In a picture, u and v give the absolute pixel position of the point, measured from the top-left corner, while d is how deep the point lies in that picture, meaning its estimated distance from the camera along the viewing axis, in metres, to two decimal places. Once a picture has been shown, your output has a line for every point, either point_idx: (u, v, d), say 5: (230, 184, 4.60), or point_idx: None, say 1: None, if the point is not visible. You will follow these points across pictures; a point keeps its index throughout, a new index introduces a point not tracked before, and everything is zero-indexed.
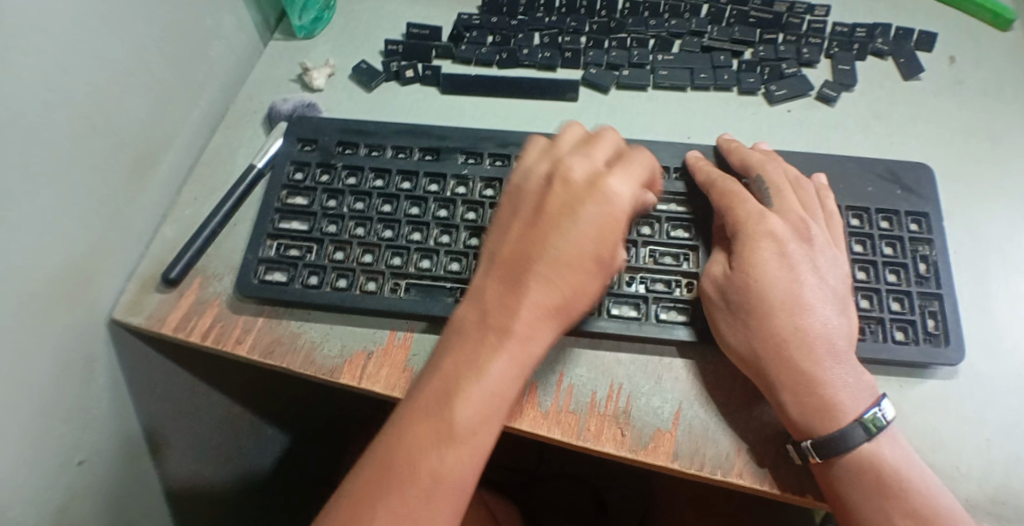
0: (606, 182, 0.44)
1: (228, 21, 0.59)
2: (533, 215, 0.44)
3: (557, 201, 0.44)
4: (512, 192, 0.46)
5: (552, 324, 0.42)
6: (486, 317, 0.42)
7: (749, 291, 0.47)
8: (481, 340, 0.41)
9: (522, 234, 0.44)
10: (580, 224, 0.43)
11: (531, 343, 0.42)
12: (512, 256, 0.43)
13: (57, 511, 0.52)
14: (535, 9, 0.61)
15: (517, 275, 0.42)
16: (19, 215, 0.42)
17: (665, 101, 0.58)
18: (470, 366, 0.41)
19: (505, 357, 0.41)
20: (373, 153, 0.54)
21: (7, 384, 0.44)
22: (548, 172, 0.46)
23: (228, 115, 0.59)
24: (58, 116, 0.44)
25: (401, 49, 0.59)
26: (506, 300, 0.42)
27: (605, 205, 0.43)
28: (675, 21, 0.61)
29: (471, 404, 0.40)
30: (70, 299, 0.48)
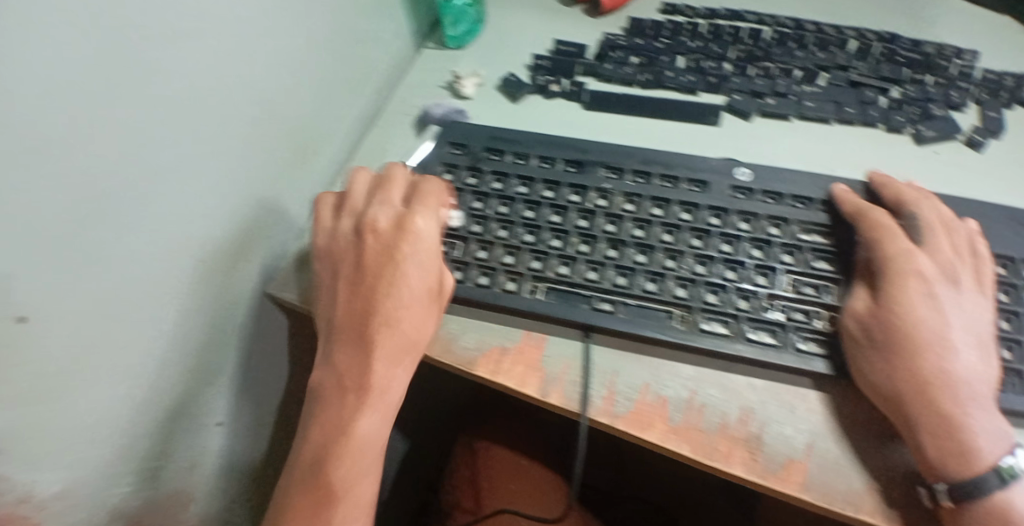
0: (412, 224, 0.50)
1: (388, 28, 0.62)
2: (359, 270, 0.50)
3: (383, 256, 0.50)
4: (331, 247, 0.52)
5: (397, 374, 0.48)
6: (343, 379, 0.48)
7: (896, 329, 0.46)
8: (344, 401, 0.48)
9: (350, 293, 0.50)
10: (414, 270, 0.49)
11: (385, 395, 0.48)
12: (356, 320, 0.49)
13: (192, 467, 0.55)
14: (679, 33, 0.62)
15: (358, 338, 0.49)
16: (189, 185, 0.47)
17: (809, 131, 0.58)
18: (337, 425, 0.47)
19: (371, 416, 0.47)
20: (519, 161, 0.56)
21: (162, 338, 0.48)
22: (355, 226, 0.52)
23: (381, 115, 0.62)
24: (231, 100, 0.48)
25: (548, 64, 0.61)
26: (359, 362, 0.48)
27: (413, 244, 0.50)
28: (823, 55, 0.61)
29: (341, 456, 0.46)
30: (228, 270, 0.53)
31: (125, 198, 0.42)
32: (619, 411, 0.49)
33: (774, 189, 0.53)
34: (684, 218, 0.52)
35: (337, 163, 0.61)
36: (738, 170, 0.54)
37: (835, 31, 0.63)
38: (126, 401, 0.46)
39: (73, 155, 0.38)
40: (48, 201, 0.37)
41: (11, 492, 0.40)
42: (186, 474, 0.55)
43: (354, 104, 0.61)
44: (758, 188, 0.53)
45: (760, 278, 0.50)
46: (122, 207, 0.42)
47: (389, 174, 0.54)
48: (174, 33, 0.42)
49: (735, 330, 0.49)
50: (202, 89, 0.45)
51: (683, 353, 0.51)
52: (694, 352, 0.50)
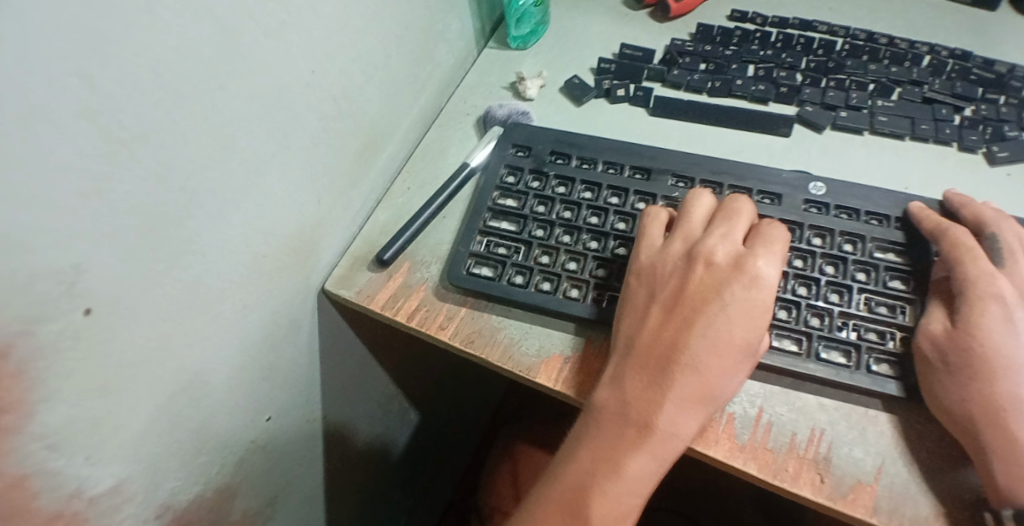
0: (751, 263, 0.44)
1: (454, 26, 0.62)
2: (670, 306, 0.45)
3: (700, 299, 0.44)
4: (603, 274, 0.49)
5: (694, 421, 0.43)
6: (624, 413, 0.43)
7: (970, 350, 0.44)
8: (625, 437, 0.43)
9: (662, 316, 0.45)
10: (731, 321, 0.43)
11: (670, 441, 0.42)
12: (650, 355, 0.44)
13: (241, 462, 0.55)
14: (749, 41, 0.61)
15: (659, 375, 0.43)
16: (256, 179, 0.46)
17: (881, 146, 0.57)
18: (608, 461, 0.42)
19: (647, 458, 0.42)
20: (584, 166, 0.55)
21: (223, 333, 0.48)
22: (686, 254, 0.46)
23: (443, 115, 0.61)
24: (300, 94, 0.47)
25: (613, 68, 0.60)
26: (652, 398, 0.43)
27: (753, 291, 0.44)
28: (896, 69, 0.60)
29: (609, 491, 0.42)
30: (289, 265, 0.52)
31: (195, 193, 0.42)
32: None
33: (848, 204, 0.52)
34: None
35: (398, 161, 0.60)
36: (813, 184, 0.52)
37: (908, 45, 0.62)
38: (184, 395, 0.46)
39: (147, 146, 0.38)
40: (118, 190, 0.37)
41: (69, 483, 0.39)
42: (236, 469, 0.54)
43: (418, 103, 0.60)
44: (832, 203, 0.52)
45: (832, 296, 0.49)
46: (192, 201, 0.42)
47: (695, 202, 0.49)
48: (250, 23, 0.42)
49: (806, 349, 0.48)
50: (274, 83, 0.45)
51: (750, 369, 0.49)
52: (761, 368, 0.49)
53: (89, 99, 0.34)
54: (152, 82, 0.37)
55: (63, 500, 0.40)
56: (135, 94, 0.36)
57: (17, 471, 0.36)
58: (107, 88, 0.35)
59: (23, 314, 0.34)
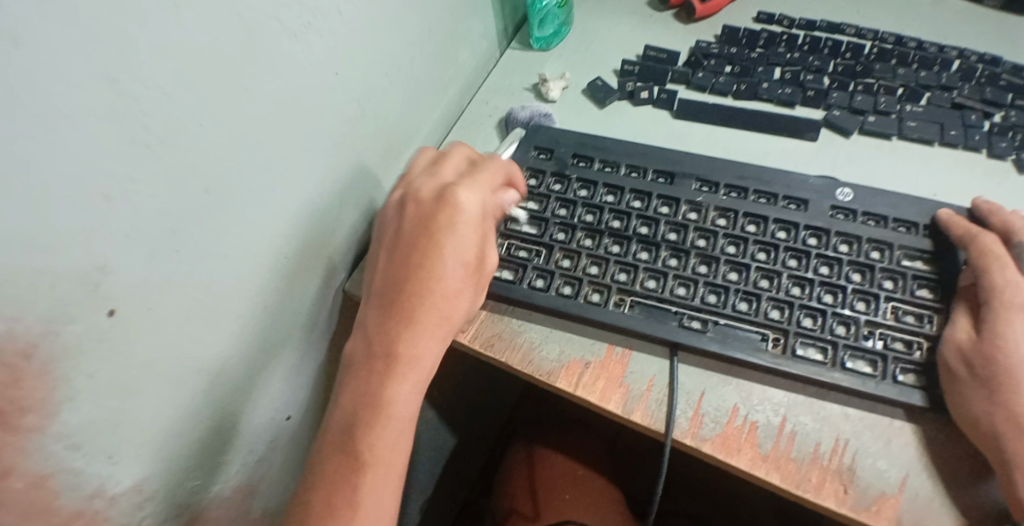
0: (455, 195, 0.48)
1: (477, 27, 0.61)
2: (397, 241, 0.48)
3: (422, 231, 0.47)
4: (399, 218, 0.49)
5: (435, 345, 0.45)
6: (369, 345, 0.45)
7: (1013, 365, 0.43)
8: (373, 370, 0.44)
9: (391, 254, 0.48)
10: (444, 249, 0.47)
11: (420, 362, 0.44)
12: (390, 289, 0.46)
13: (259, 460, 0.55)
14: (775, 44, 0.60)
15: (388, 303, 0.46)
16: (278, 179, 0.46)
17: (908, 153, 0.56)
18: (370, 400, 0.43)
19: (403, 385, 0.44)
20: (607, 169, 0.55)
21: (243, 332, 0.48)
22: (403, 195, 0.50)
23: (464, 116, 0.61)
24: (324, 95, 0.47)
25: (637, 70, 0.60)
26: (388, 329, 0.45)
27: (455, 218, 0.47)
28: (925, 74, 0.59)
29: (382, 422, 0.43)
30: (309, 264, 0.52)
31: (218, 194, 0.42)
32: (705, 434, 0.47)
33: (876, 210, 0.51)
34: (780, 237, 0.51)
35: None
36: (839, 191, 0.52)
37: (936, 49, 0.61)
38: (206, 395, 0.46)
39: (171, 148, 0.38)
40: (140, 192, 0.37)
41: (91, 482, 0.40)
42: (254, 467, 0.54)
43: (440, 103, 0.60)
44: (859, 209, 0.51)
45: (859, 305, 0.48)
46: (216, 202, 0.42)
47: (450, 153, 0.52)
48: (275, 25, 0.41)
49: (832, 358, 0.47)
50: (299, 85, 0.45)
51: (773, 376, 0.49)
52: (785, 377, 0.48)
53: (116, 101, 0.34)
54: (177, 83, 0.37)
55: (85, 498, 0.40)
56: (161, 95, 0.36)
57: (40, 471, 0.36)
58: (134, 90, 0.35)
59: (50, 315, 0.34)
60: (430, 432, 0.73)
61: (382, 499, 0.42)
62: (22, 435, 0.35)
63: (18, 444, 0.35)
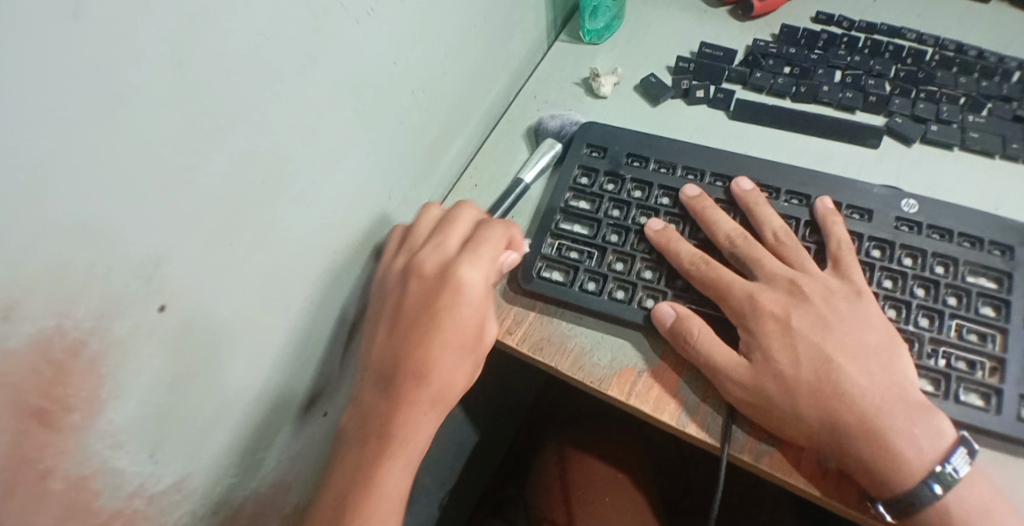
0: (456, 275, 0.46)
1: (529, 17, 0.59)
2: (394, 315, 0.46)
3: (412, 315, 0.46)
4: (398, 289, 0.47)
5: (431, 424, 0.45)
6: (364, 420, 0.44)
7: (841, 404, 0.42)
8: (365, 447, 0.43)
9: (387, 332, 0.46)
10: (428, 342, 0.45)
11: (411, 451, 0.44)
12: (386, 372, 0.45)
13: (293, 459, 0.52)
14: (836, 46, 0.58)
15: (381, 381, 0.45)
16: (328, 170, 0.44)
17: (971, 165, 0.54)
18: (366, 479, 0.42)
19: (397, 469, 0.43)
20: (662, 170, 0.53)
21: (285, 329, 0.45)
22: (404, 265, 0.48)
23: (512, 109, 0.59)
24: (377, 82, 0.45)
25: (693, 68, 0.58)
26: (383, 417, 0.44)
27: (456, 299, 0.46)
28: (987, 84, 0.57)
29: (394, 459, 0.43)
30: (355, 260, 0.50)
31: (272, 184, 0.40)
32: (763, 448, 0.45)
33: (941, 223, 0.50)
34: None
35: (465, 156, 0.58)
36: (904, 201, 0.50)
37: (997, 60, 0.59)
38: (248, 392, 0.44)
39: (230, 133, 0.36)
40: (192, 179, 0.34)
41: (131, 482, 0.38)
42: (287, 467, 0.52)
43: (488, 95, 0.58)
44: (924, 221, 0.50)
45: (922, 320, 0.47)
46: (268, 192, 0.40)
47: (454, 218, 0.50)
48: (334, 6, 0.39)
49: None
50: (355, 70, 0.43)
51: None
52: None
53: (179, 85, 0.32)
54: (239, 68, 0.35)
55: (124, 499, 0.38)
56: (223, 80, 0.34)
57: (81, 472, 0.34)
58: (197, 73, 0.33)
59: (103, 307, 0.32)
60: (457, 430, 0.71)
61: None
62: (66, 433, 0.33)
63: (62, 442, 0.33)
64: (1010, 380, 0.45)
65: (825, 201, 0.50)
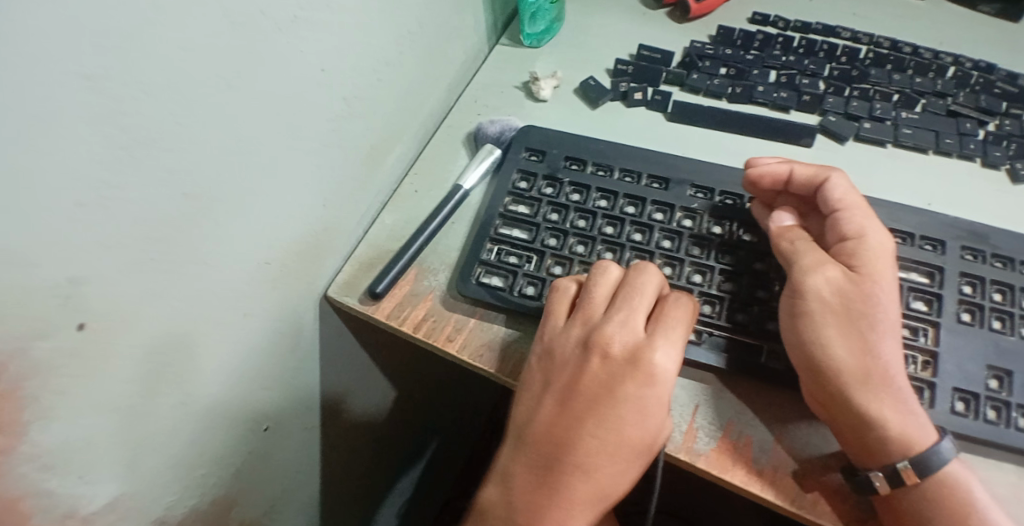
0: (648, 356, 0.41)
1: (468, 21, 0.59)
2: (567, 391, 0.42)
3: (602, 391, 0.41)
4: (550, 364, 0.44)
5: (590, 513, 0.40)
6: (510, 507, 0.40)
7: (872, 379, 0.42)
8: (542, 480, 0.40)
9: (575, 352, 0.43)
10: (619, 429, 0.40)
11: (609, 492, 0.40)
12: (556, 452, 0.40)
13: (232, 476, 0.51)
14: (772, 46, 0.59)
15: (547, 466, 0.40)
16: (260, 186, 0.44)
17: (906, 161, 0.55)
18: (559, 522, 0.39)
19: (573, 514, 0.39)
20: (600, 173, 0.53)
21: (218, 346, 0.45)
22: (583, 339, 0.43)
23: (452, 114, 0.59)
24: (312, 96, 0.45)
25: (631, 70, 0.58)
26: (564, 438, 0.41)
27: (638, 310, 0.43)
28: (921, 80, 0.58)
29: (578, 499, 0.39)
30: (294, 274, 0.49)
31: (200, 198, 0.39)
32: (700, 448, 0.45)
33: None
34: None
35: (406, 162, 0.58)
36: None
37: (932, 56, 0.60)
38: (179, 409, 0.43)
39: (154, 148, 0.35)
40: (106, 195, 0.34)
41: (63, 503, 0.37)
42: (226, 484, 0.51)
43: (428, 100, 0.58)
44: None
45: None
46: (197, 205, 0.39)
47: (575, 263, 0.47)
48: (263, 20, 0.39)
49: None
50: (285, 80, 0.42)
51: (767, 389, 0.47)
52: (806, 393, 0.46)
53: (96, 102, 0.32)
54: (163, 83, 0.35)
55: (57, 520, 0.37)
56: (141, 95, 0.34)
57: (11, 494, 0.34)
58: (112, 89, 0.32)
59: (19, 328, 0.32)
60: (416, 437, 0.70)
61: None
62: None
63: None
64: (942, 373, 0.45)
65: (834, 175, 0.47)
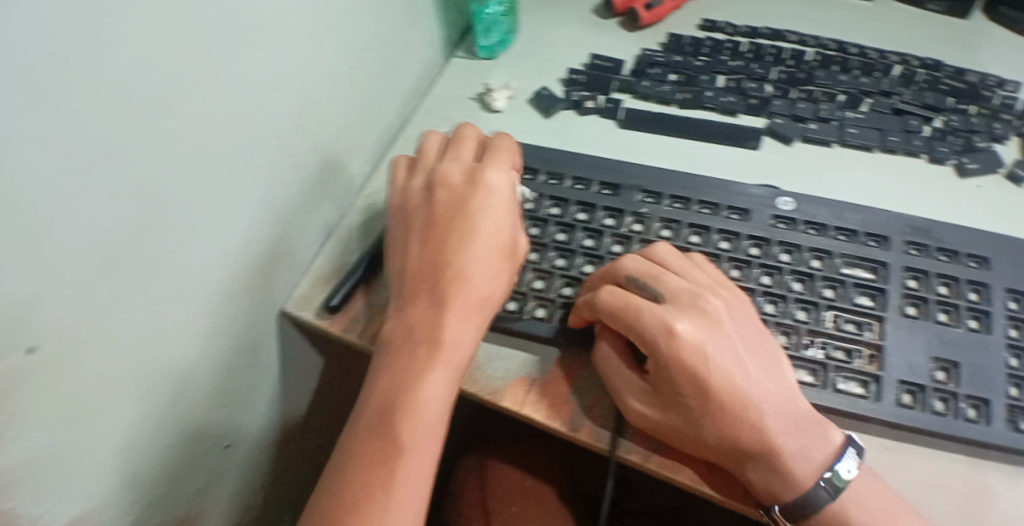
0: (485, 177, 0.47)
1: (421, 36, 0.60)
2: (444, 223, 0.46)
3: (449, 222, 0.46)
4: (405, 202, 0.49)
5: (477, 326, 0.44)
6: (416, 326, 0.44)
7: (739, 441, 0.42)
8: (416, 357, 0.43)
9: (422, 245, 0.46)
10: (460, 244, 0.45)
11: (455, 352, 0.43)
12: (420, 276, 0.45)
13: (196, 492, 0.52)
14: (720, 51, 0.60)
15: (434, 286, 0.44)
16: (213, 206, 0.44)
17: (851, 160, 0.56)
18: (406, 394, 0.42)
19: (440, 375, 0.43)
20: (552, 181, 0.54)
21: (178, 364, 0.46)
22: (427, 182, 0.48)
23: (408, 127, 0.60)
24: (264, 117, 0.46)
25: (583, 79, 0.59)
26: (433, 318, 0.44)
27: (489, 199, 0.46)
28: (867, 80, 0.59)
29: (438, 365, 0.43)
30: (250, 290, 0.50)
31: (154, 218, 0.40)
32: (653, 448, 0.46)
33: (817, 219, 0.52)
34: (723, 247, 0.51)
35: (362, 175, 0.59)
36: (781, 199, 0.52)
37: (878, 56, 0.61)
38: (139, 428, 0.44)
39: (106, 172, 0.36)
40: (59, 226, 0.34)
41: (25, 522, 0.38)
42: (190, 500, 0.52)
43: (383, 114, 0.59)
44: (800, 218, 0.52)
45: (799, 313, 0.48)
46: (150, 229, 0.40)
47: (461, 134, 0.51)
48: (208, 47, 0.40)
49: None
50: (233, 102, 0.43)
51: None
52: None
53: (48, 133, 0.32)
54: (112, 116, 0.35)
55: None
56: (91, 127, 0.34)
57: None
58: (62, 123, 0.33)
59: None
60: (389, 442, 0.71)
61: (432, 412, 0.42)
62: None
63: None
64: (889, 367, 0.46)
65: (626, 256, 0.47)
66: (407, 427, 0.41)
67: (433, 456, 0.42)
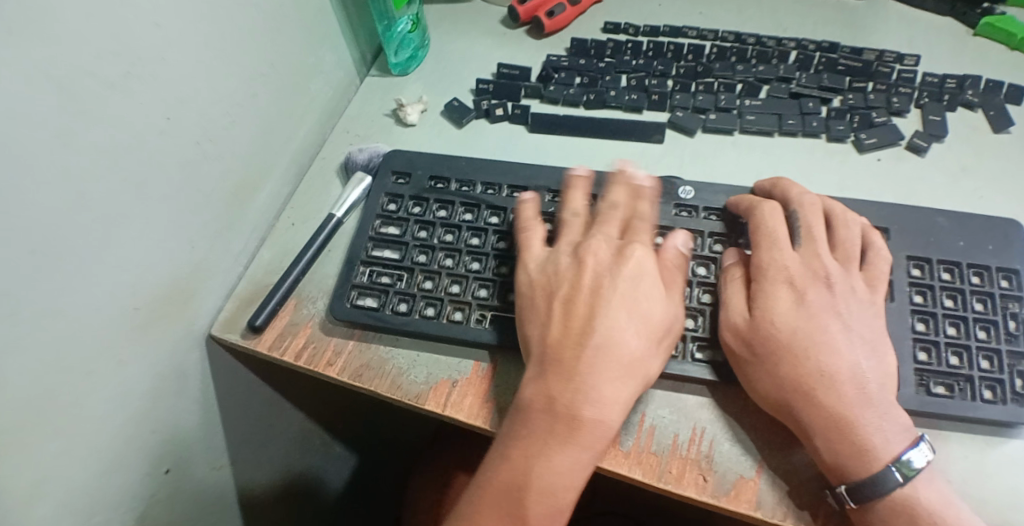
0: (632, 252, 0.48)
1: (327, 58, 0.63)
2: (568, 298, 0.47)
3: (591, 297, 0.46)
4: (536, 281, 0.49)
5: (622, 398, 0.44)
6: (551, 400, 0.44)
7: (856, 392, 0.44)
8: (553, 432, 0.43)
9: (562, 316, 0.46)
10: (630, 317, 0.45)
11: (597, 429, 0.43)
12: (558, 353, 0.45)
13: (136, 519, 0.52)
14: (622, 52, 0.63)
15: (574, 364, 0.44)
16: (123, 232, 0.45)
17: (751, 145, 0.58)
18: (538, 469, 0.42)
19: (578, 448, 0.43)
20: (463, 188, 0.56)
21: (101, 393, 0.46)
22: (573, 250, 0.49)
23: (324, 147, 0.62)
24: (170, 143, 0.47)
25: (491, 89, 0.62)
26: (569, 389, 0.44)
27: (637, 274, 0.47)
28: (763, 68, 0.62)
29: (569, 440, 0.43)
30: (171, 315, 0.51)
31: (49, 254, 0.40)
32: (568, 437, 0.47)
33: (716, 206, 0.53)
34: None
35: (281, 197, 0.61)
36: (681, 189, 0.54)
37: (775, 43, 0.64)
38: (65, 458, 0.44)
39: None
40: None
41: None
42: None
43: (295, 137, 0.61)
44: (700, 205, 0.53)
45: (705, 296, 0.50)
46: (50, 259, 0.40)
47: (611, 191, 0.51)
48: (100, 77, 0.41)
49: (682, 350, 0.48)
50: (133, 130, 0.44)
51: None
52: (670, 380, 0.49)
53: None
54: None
55: None
56: None
57: None
58: None
59: None
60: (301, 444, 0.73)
61: (557, 495, 0.42)
62: None
63: None
64: None
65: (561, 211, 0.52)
66: (538, 510, 0.42)
67: (558, 520, 0.43)
